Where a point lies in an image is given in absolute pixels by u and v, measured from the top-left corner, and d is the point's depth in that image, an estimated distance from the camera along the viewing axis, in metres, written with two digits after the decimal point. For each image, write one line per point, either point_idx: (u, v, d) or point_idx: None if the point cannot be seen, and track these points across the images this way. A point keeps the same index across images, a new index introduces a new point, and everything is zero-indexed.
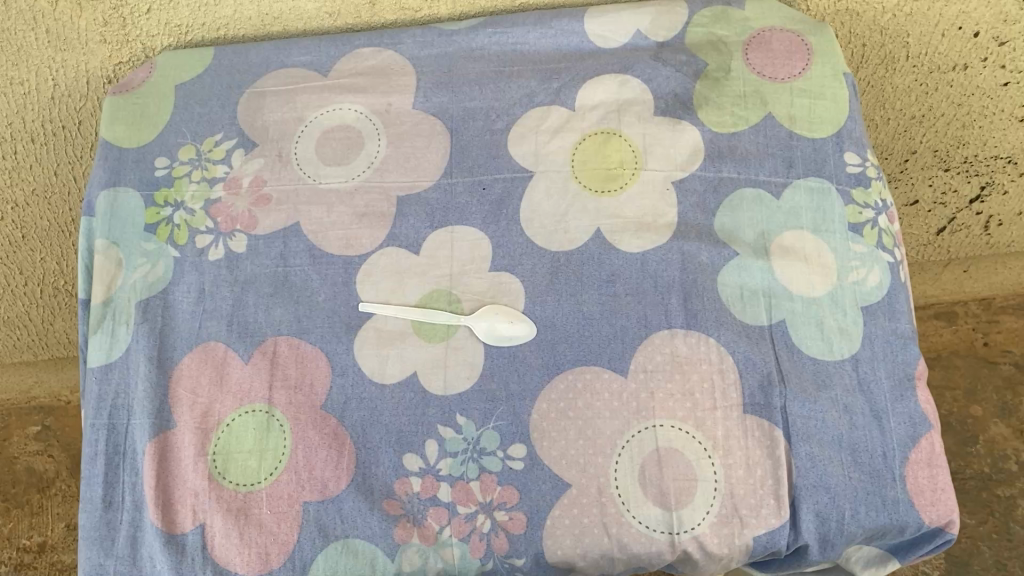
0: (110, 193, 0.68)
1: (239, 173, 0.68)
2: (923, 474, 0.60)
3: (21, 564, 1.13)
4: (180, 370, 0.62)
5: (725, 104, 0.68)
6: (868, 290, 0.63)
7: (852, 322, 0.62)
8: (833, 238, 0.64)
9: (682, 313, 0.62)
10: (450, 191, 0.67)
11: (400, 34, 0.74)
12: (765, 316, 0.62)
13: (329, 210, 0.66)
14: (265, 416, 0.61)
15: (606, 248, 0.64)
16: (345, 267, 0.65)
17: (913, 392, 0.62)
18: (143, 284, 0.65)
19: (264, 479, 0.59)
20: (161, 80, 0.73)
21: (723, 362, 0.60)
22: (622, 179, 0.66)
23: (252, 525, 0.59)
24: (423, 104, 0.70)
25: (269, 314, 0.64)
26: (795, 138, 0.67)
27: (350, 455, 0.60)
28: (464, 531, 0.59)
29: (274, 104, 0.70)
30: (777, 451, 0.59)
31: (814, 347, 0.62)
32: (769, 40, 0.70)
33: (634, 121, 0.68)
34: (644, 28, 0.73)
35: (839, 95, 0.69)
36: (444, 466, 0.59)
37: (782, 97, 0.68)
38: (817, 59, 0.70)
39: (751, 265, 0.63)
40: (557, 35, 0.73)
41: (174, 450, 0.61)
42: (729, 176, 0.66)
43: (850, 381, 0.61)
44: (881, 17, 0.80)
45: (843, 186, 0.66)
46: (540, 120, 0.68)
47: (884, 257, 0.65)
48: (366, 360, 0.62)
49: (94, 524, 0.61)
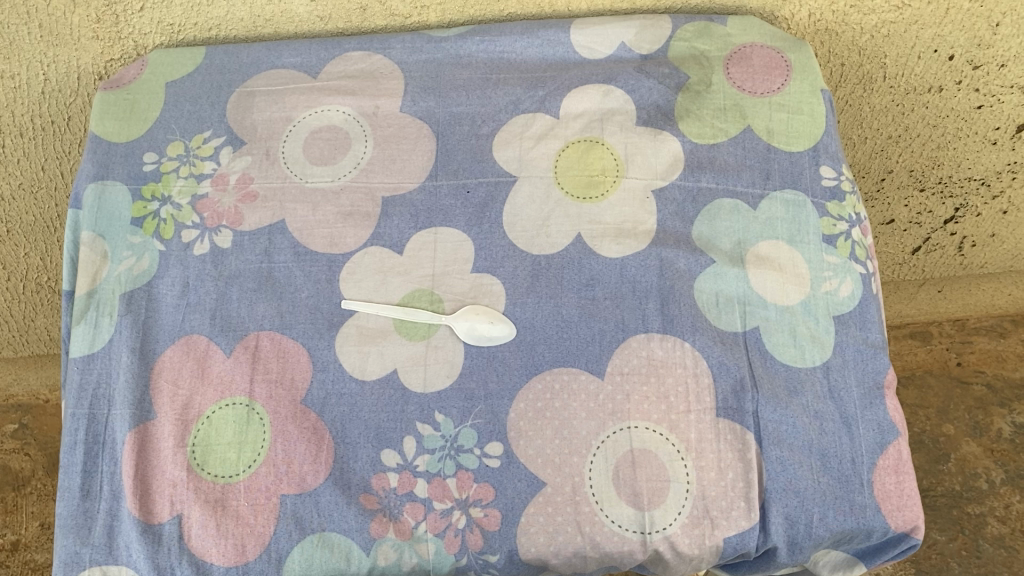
0: (98, 187, 0.69)
1: (227, 170, 0.69)
2: (890, 480, 0.61)
3: None
4: (162, 361, 0.63)
5: (706, 116, 0.70)
6: (840, 301, 0.65)
7: (824, 331, 0.64)
8: (807, 249, 0.66)
9: (659, 318, 0.63)
10: (435, 194, 0.68)
11: (390, 39, 0.75)
12: (739, 323, 0.64)
13: (314, 209, 0.67)
14: (245, 410, 0.61)
15: (586, 252, 0.65)
16: (329, 265, 0.66)
17: (882, 400, 0.63)
18: (128, 277, 0.66)
19: (243, 471, 0.60)
20: (152, 78, 0.74)
21: (698, 366, 0.61)
22: (603, 187, 0.67)
23: (229, 517, 0.59)
24: (411, 108, 0.71)
25: (252, 309, 0.64)
26: (773, 151, 0.69)
27: (329, 449, 0.60)
28: (439, 527, 0.60)
29: (263, 104, 0.71)
30: (748, 454, 0.60)
31: (786, 354, 0.63)
32: (750, 56, 0.72)
33: (617, 131, 0.69)
34: (629, 41, 0.75)
35: (816, 110, 0.70)
36: (421, 462, 0.60)
37: (760, 111, 0.70)
38: (796, 76, 0.71)
39: (727, 273, 0.65)
40: (543, 45, 0.74)
41: (154, 440, 0.61)
42: (708, 186, 0.68)
43: (821, 388, 0.63)
44: (859, 38, 0.82)
45: (818, 199, 0.68)
46: (525, 127, 0.70)
47: (856, 269, 0.66)
48: (347, 357, 0.63)
49: (71, 513, 0.61)
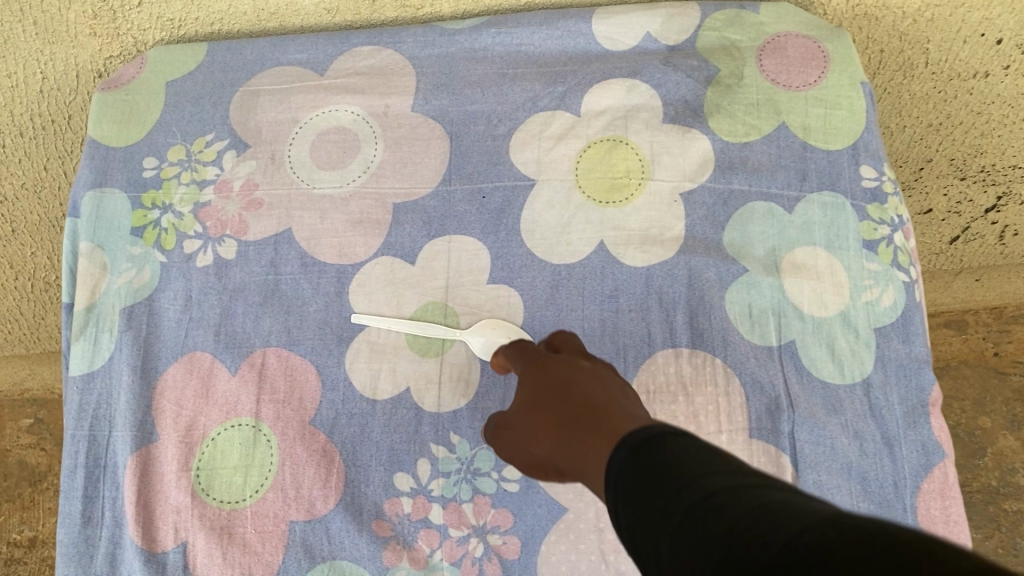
0: (96, 195, 0.66)
1: (230, 176, 0.65)
2: (935, 505, 0.57)
3: (11, 559, 0.97)
4: (165, 380, 0.60)
5: (738, 112, 0.65)
6: (881, 312, 0.61)
7: (864, 345, 0.60)
8: (847, 255, 0.62)
9: (688, 331, 0.60)
10: (449, 199, 0.64)
11: (402, 33, 0.70)
12: (774, 336, 0.60)
13: (322, 217, 0.64)
14: (251, 431, 0.58)
15: (609, 261, 0.62)
16: (338, 276, 0.62)
17: (926, 418, 0.59)
18: (128, 290, 0.63)
19: (249, 496, 0.57)
20: (151, 77, 0.70)
21: (729, 383, 0.58)
22: (627, 190, 0.63)
23: (236, 544, 0.57)
24: (423, 107, 0.67)
25: (258, 324, 0.61)
26: (809, 149, 0.64)
27: (339, 473, 0.58)
28: (456, 555, 0.56)
29: (268, 104, 0.67)
30: (783, 477, 0.56)
31: (824, 370, 0.59)
32: (785, 46, 0.66)
33: (642, 129, 0.65)
34: (655, 31, 0.69)
35: (856, 105, 0.65)
36: (436, 487, 0.57)
37: (796, 107, 0.65)
38: (834, 67, 0.66)
39: (761, 283, 0.61)
40: (562, 36, 0.69)
41: (156, 464, 0.59)
42: (740, 188, 0.63)
43: (860, 406, 0.59)
44: (901, 22, 0.77)
45: (858, 202, 0.63)
46: (544, 126, 0.66)
47: (899, 276, 0.62)
48: (358, 374, 0.60)
49: (72, 540, 0.58)
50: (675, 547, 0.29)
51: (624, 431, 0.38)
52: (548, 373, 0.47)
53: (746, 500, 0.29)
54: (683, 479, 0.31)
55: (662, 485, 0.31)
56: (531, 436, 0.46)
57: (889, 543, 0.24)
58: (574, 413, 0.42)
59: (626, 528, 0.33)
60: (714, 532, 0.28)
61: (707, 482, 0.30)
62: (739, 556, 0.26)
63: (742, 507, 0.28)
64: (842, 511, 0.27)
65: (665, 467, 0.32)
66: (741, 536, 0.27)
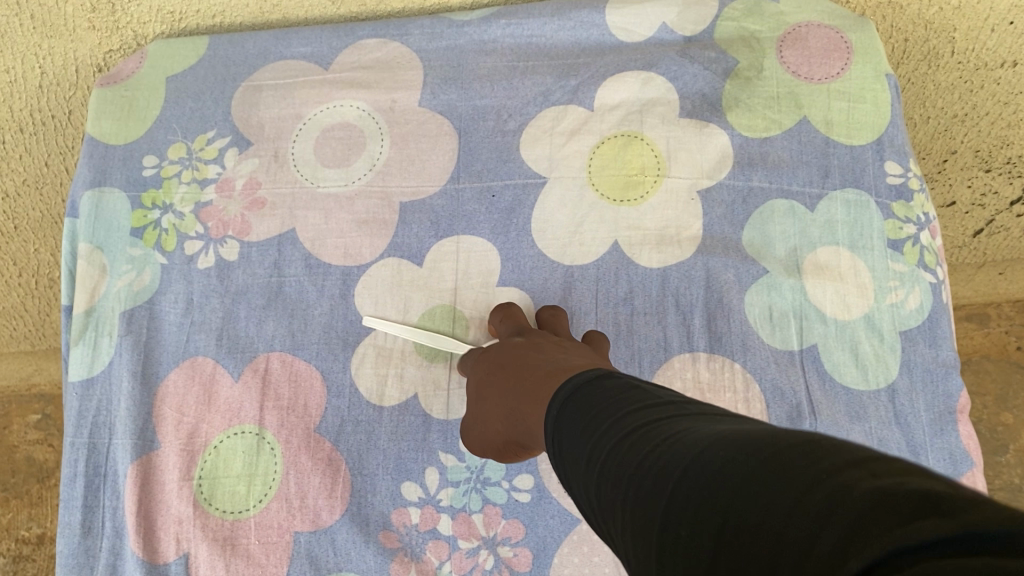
0: (95, 194, 0.64)
1: (232, 174, 0.63)
2: None
3: (20, 557, 0.90)
4: (166, 385, 0.59)
5: (757, 106, 0.62)
6: (907, 314, 0.58)
7: (889, 348, 0.58)
8: (871, 255, 0.59)
9: (705, 335, 0.58)
10: (457, 198, 0.62)
11: (408, 24, 0.68)
12: (796, 340, 0.58)
13: (327, 217, 0.62)
14: (255, 439, 0.57)
15: (624, 262, 0.60)
16: (343, 278, 0.61)
17: (954, 425, 0.57)
18: (128, 293, 0.61)
19: (253, 506, 0.56)
20: (151, 72, 0.68)
21: (749, 390, 0.56)
22: (643, 187, 0.61)
23: (240, 556, 0.55)
24: (430, 102, 0.65)
25: (262, 329, 0.60)
26: (832, 145, 0.61)
27: (345, 482, 0.56)
28: (465, 567, 0.55)
29: (271, 100, 0.65)
30: None
31: (847, 375, 0.57)
32: (806, 36, 0.63)
33: (657, 124, 0.62)
34: (671, 21, 0.66)
35: (880, 98, 0.62)
36: (445, 496, 0.55)
37: (818, 100, 0.62)
38: (858, 58, 0.63)
39: (782, 284, 0.59)
40: (575, 27, 0.66)
41: (158, 473, 0.57)
42: (760, 185, 0.61)
43: (886, 413, 0.56)
44: (926, 11, 0.73)
45: (882, 199, 0.60)
46: (556, 121, 0.63)
47: (926, 277, 0.59)
48: (364, 380, 0.58)
49: (72, 551, 0.57)
50: (604, 483, 0.32)
51: (551, 388, 0.41)
52: (492, 358, 0.51)
53: (661, 433, 0.31)
54: (611, 418, 0.34)
55: (596, 427, 0.35)
56: (491, 420, 0.49)
57: (768, 443, 0.26)
58: (514, 386, 0.46)
59: (570, 475, 0.36)
60: (632, 466, 0.30)
61: (629, 424, 0.33)
62: (648, 482, 0.29)
63: (656, 441, 0.30)
64: (740, 425, 0.29)
65: (597, 419, 0.35)
66: (650, 461, 0.29)
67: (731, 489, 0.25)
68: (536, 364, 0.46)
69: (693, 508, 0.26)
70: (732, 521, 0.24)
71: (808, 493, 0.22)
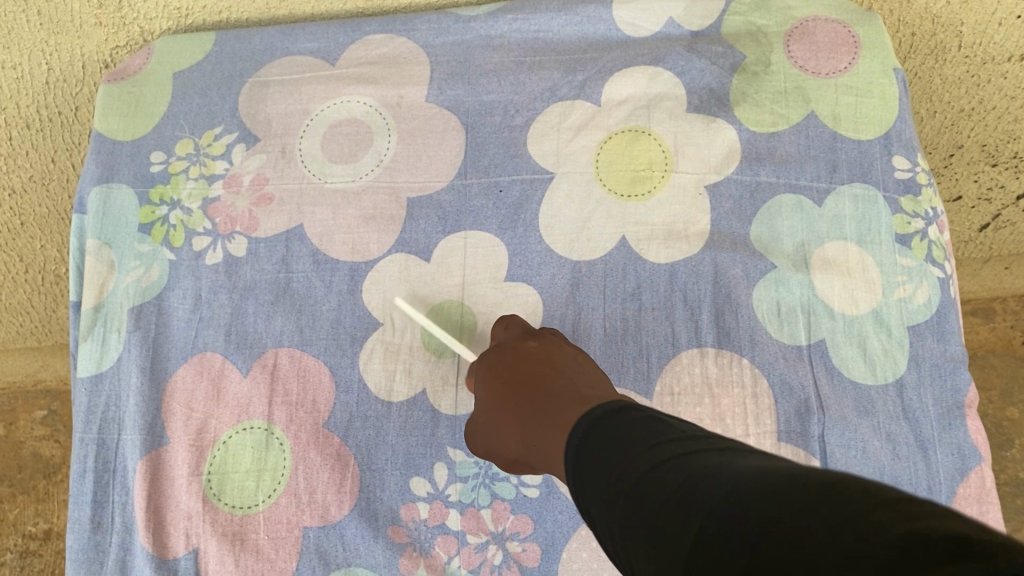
0: (103, 190, 0.64)
1: (240, 170, 0.63)
2: (971, 511, 0.55)
3: (26, 552, 0.90)
4: (175, 381, 0.59)
5: (765, 100, 0.62)
6: (915, 309, 0.58)
7: (898, 343, 0.58)
8: (879, 250, 0.59)
9: (713, 330, 0.58)
10: (465, 194, 0.62)
11: (415, 20, 0.68)
12: (804, 335, 0.58)
13: (334, 212, 0.62)
14: (264, 434, 0.57)
15: (632, 257, 0.60)
16: (351, 273, 0.61)
17: (962, 420, 0.57)
18: (136, 289, 0.61)
19: (262, 501, 0.56)
20: (158, 68, 0.68)
21: (757, 385, 0.57)
22: (650, 182, 0.61)
23: (249, 551, 0.55)
24: (437, 97, 0.65)
25: (270, 324, 0.60)
26: (840, 139, 0.61)
27: (354, 477, 0.56)
28: (474, 562, 0.55)
29: (278, 96, 0.65)
30: None
31: (856, 370, 0.57)
32: (813, 31, 0.63)
33: (665, 118, 0.62)
34: (678, 17, 0.66)
35: (888, 92, 0.62)
36: (453, 492, 0.55)
37: (826, 95, 0.62)
38: (865, 53, 0.63)
39: (790, 279, 0.59)
40: (582, 22, 0.66)
41: (167, 469, 0.57)
42: (768, 180, 0.61)
43: (893, 408, 0.56)
44: (934, 4, 0.74)
45: (890, 194, 0.60)
46: (563, 116, 0.63)
47: (934, 272, 0.59)
48: (372, 375, 0.58)
49: (82, 546, 0.57)
50: (628, 513, 0.34)
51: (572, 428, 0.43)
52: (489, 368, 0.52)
53: (690, 469, 0.33)
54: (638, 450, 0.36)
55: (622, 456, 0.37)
56: (504, 441, 0.51)
57: (799, 481, 0.28)
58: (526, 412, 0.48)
59: (590, 502, 0.38)
60: (661, 496, 0.32)
61: (655, 458, 0.35)
62: (678, 510, 0.31)
63: (685, 475, 0.32)
64: (765, 466, 0.31)
65: (623, 449, 0.37)
66: (678, 497, 0.31)
67: (764, 520, 0.27)
68: (545, 389, 0.48)
69: (722, 536, 0.28)
70: (763, 548, 0.26)
71: (841, 530, 0.24)
